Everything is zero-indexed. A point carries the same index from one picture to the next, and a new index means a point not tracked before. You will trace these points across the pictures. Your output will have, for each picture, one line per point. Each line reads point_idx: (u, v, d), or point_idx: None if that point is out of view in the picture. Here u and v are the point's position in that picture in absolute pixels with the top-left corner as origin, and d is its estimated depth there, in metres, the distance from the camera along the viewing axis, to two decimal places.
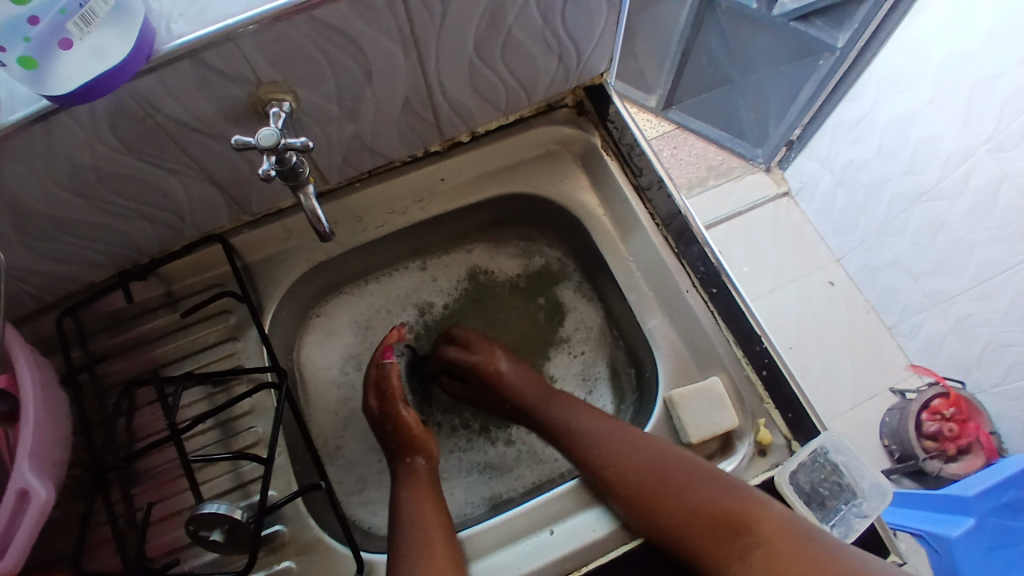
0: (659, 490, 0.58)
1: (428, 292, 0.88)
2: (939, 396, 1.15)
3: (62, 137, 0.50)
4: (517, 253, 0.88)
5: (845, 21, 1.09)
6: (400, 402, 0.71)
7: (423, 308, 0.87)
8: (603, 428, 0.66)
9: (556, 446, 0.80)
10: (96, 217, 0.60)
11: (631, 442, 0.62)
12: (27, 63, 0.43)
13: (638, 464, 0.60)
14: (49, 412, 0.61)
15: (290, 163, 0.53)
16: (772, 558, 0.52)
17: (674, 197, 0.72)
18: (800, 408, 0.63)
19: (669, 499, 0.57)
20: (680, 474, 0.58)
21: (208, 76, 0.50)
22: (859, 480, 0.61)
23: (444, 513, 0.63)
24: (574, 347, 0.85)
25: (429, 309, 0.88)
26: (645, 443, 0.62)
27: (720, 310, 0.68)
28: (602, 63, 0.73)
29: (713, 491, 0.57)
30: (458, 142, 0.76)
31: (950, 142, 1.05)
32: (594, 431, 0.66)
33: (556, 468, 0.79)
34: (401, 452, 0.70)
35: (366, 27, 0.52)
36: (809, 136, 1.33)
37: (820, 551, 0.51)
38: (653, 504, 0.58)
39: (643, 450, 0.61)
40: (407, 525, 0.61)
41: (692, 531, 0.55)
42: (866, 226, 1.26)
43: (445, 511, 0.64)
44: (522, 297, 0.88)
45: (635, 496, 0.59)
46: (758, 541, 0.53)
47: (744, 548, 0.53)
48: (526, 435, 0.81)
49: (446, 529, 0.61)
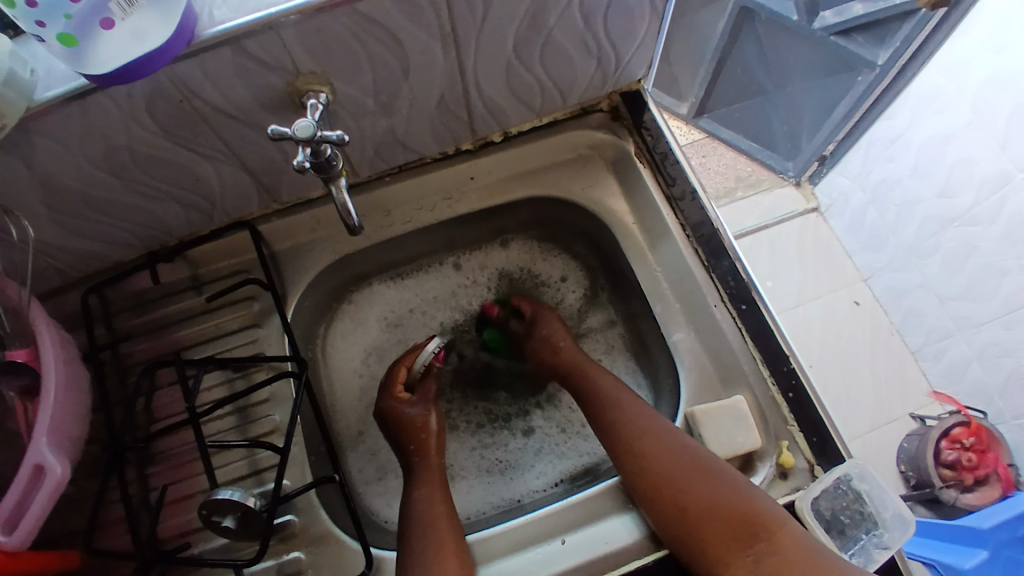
0: (687, 484, 0.58)
1: (466, 293, 0.87)
2: (960, 425, 1.12)
3: (98, 116, 0.50)
4: (556, 256, 0.86)
5: (887, 38, 1.03)
6: (395, 389, 0.73)
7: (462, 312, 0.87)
8: (644, 416, 0.65)
9: (575, 441, 0.79)
10: (128, 198, 0.61)
11: (668, 433, 0.62)
12: (67, 40, 0.43)
13: (669, 456, 0.60)
14: (71, 387, 0.61)
15: (324, 155, 0.52)
16: (785, 567, 0.51)
17: (706, 208, 0.69)
18: (826, 432, 0.62)
19: (695, 491, 0.57)
20: (705, 474, 0.58)
21: (246, 63, 0.50)
22: (881, 510, 0.59)
23: (450, 507, 0.64)
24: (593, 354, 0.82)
25: (467, 311, 0.87)
26: (679, 436, 0.62)
27: (747, 327, 0.66)
28: (640, 69, 0.72)
29: (737, 496, 0.56)
30: (490, 142, 0.75)
31: (987, 166, 1.06)
32: (632, 419, 0.65)
33: (576, 465, 0.78)
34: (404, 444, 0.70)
35: (406, 22, 0.52)
36: (843, 152, 1.29)
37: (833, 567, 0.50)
38: (679, 495, 0.58)
39: (676, 442, 0.61)
40: (419, 514, 0.62)
41: (709, 529, 0.55)
42: (895, 246, 1.24)
43: (450, 504, 0.64)
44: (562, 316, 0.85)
45: (663, 483, 0.59)
46: (772, 550, 0.52)
47: (759, 554, 0.52)
48: (548, 427, 0.81)
49: (452, 521, 0.62)
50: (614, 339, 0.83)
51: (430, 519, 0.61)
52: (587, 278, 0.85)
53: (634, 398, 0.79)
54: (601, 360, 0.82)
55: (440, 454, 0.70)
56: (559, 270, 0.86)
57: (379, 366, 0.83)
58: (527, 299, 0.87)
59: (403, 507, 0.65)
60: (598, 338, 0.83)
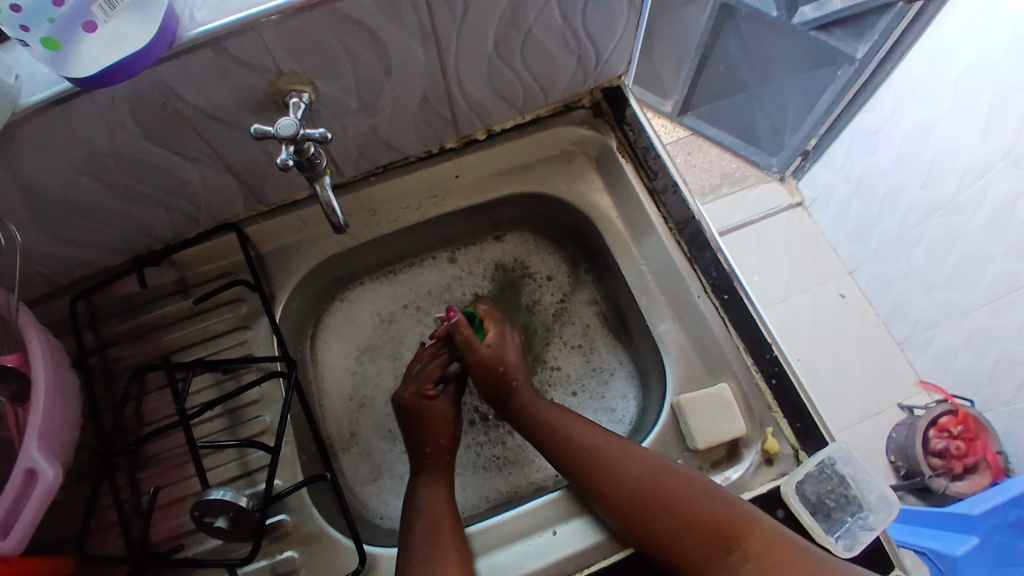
0: (658, 499, 0.58)
1: (461, 286, 0.86)
2: (947, 413, 1.13)
3: (81, 120, 0.50)
4: (548, 252, 0.87)
5: (865, 31, 1.04)
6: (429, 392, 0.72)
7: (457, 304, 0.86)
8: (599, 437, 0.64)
9: None
10: (113, 202, 0.61)
11: (630, 451, 0.62)
12: (50, 44, 0.44)
13: (635, 473, 0.60)
14: (61, 392, 0.61)
15: (308, 153, 0.53)
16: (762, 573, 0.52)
17: (688, 202, 0.71)
18: (809, 418, 0.63)
19: (670, 502, 0.57)
20: (673, 485, 0.58)
21: (228, 64, 0.51)
22: (866, 493, 0.60)
23: (451, 506, 0.64)
24: (568, 335, 0.83)
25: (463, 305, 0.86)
26: (642, 454, 0.61)
27: (731, 316, 0.67)
28: (620, 65, 0.73)
29: (708, 504, 0.56)
30: (474, 140, 0.76)
31: (969, 154, 1.05)
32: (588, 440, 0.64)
33: None
34: (420, 447, 0.70)
35: (387, 20, 0.53)
36: (826, 145, 1.32)
37: (811, 570, 0.51)
38: (654, 506, 0.57)
39: (638, 460, 0.61)
40: (422, 511, 0.63)
41: (687, 544, 0.55)
42: (880, 237, 1.26)
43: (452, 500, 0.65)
44: (552, 305, 0.85)
45: (631, 504, 0.58)
46: (750, 557, 0.53)
47: (738, 562, 0.53)
48: None
49: (450, 516, 0.62)
50: (589, 319, 0.84)
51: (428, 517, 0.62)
52: (573, 266, 0.86)
53: (621, 378, 0.80)
54: (579, 345, 0.83)
55: (451, 454, 0.70)
56: (548, 267, 0.86)
57: (370, 365, 0.83)
58: (518, 293, 0.86)
59: (410, 504, 0.65)
60: (574, 320, 0.84)
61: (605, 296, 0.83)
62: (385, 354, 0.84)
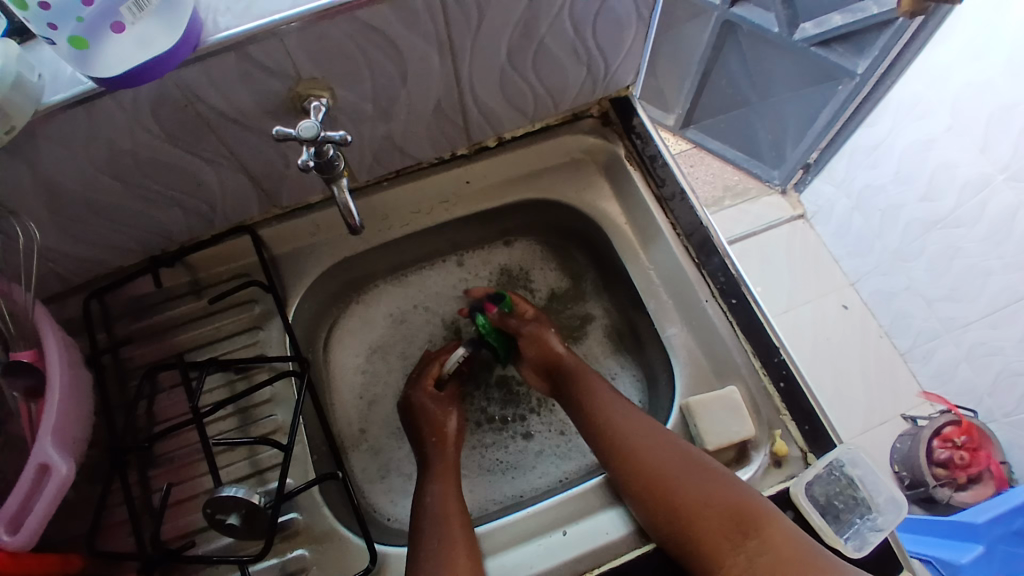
0: (677, 484, 0.60)
1: (469, 290, 0.88)
2: (951, 424, 1.13)
3: (105, 120, 0.52)
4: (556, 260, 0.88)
5: (865, 48, 1.05)
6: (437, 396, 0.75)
7: (464, 307, 0.87)
8: (628, 421, 0.66)
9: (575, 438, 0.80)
10: (133, 202, 0.62)
11: (654, 434, 0.64)
12: (78, 43, 0.45)
13: (657, 458, 0.62)
14: (74, 390, 0.62)
15: (327, 155, 0.54)
16: (775, 564, 0.54)
17: (696, 210, 0.73)
18: (817, 421, 0.63)
19: (689, 488, 0.59)
20: (692, 472, 0.60)
21: (251, 69, 0.52)
22: (875, 495, 0.61)
23: (462, 503, 0.65)
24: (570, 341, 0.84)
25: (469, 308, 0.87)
26: (668, 436, 0.64)
27: (739, 321, 0.68)
28: (628, 76, 0.74)
29: (726, 492, 0.58)
30: (485, 147, 0.78)
31: (968, 169, 1.07)
32: (617, 425, 0.67)
33: (582, 463, 0.78)
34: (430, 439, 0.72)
35: (406, 30, 0.54)
36: (827, 159, 1.31)
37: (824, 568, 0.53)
38: (672, 490, 0.59)
39: (662, 443, 0.63)
40: (429, 511, 0.63)
41: (701, 530, 0.57)
42: (881, 251, 1.27)
43: (460, 498, 0.65)
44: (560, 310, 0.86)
45: (650, 488, 0.60)
46: (762, 546, 0.55)
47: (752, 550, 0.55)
48: (544, 429, 0.81)
49: (464, 515, 0.62)
50: (598, 330, 0.85)
51: (438, 517, 0.62)
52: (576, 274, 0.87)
53: (627, 382, 0.81)
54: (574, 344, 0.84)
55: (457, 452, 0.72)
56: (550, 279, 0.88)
57: (381, 364, 0.84)
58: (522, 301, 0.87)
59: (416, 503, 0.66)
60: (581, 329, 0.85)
61: (612, 303, 0.84)
62: (395, 353, 0.85)
